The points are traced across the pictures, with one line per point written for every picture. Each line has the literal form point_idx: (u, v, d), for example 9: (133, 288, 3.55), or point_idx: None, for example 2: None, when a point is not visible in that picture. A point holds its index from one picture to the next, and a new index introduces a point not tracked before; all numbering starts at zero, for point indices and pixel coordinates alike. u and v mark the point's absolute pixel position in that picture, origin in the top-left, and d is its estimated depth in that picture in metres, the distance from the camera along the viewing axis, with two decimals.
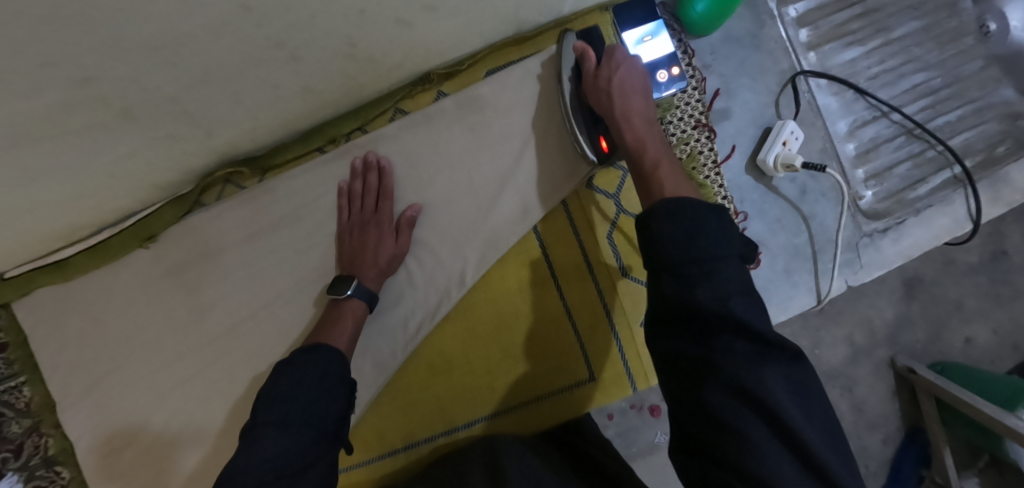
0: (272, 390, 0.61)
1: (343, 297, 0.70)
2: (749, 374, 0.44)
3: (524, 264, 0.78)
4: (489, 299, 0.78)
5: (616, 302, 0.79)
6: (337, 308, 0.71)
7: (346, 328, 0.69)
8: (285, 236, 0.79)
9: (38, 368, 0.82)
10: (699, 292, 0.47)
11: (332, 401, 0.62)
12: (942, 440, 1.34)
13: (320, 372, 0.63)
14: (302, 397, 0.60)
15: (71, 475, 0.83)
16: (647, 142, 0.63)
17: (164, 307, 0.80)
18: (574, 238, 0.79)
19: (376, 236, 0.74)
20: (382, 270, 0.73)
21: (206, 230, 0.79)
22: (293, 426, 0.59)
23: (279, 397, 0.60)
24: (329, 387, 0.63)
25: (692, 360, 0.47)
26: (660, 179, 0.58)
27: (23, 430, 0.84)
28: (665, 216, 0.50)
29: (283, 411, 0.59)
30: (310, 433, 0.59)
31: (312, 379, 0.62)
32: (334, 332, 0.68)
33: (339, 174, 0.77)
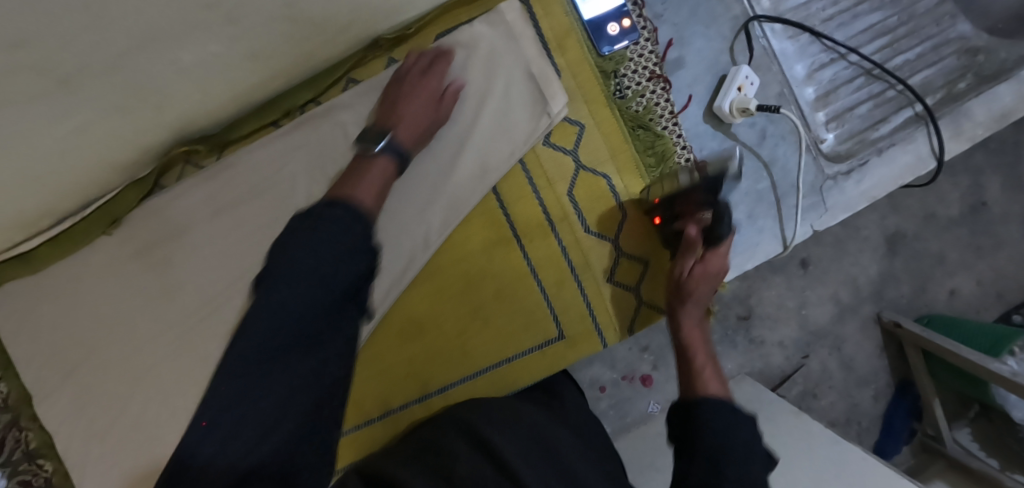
0: (286, 259, 0.50)
1: (372, 153, 0.63)
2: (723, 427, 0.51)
3: (486, 225, 0.78)
4: (453, 261, 0.78)
5: (581, 257, 0.79)
6: (361, 164, 0.63)
7: (373, 181, 0.60)
8: (247, 213, 0.79)
9: (11, 363, 0.83)
10: (729, 477, 0.47)
11: (351, 273, 0.52)
12: (931, 391, 1.35)
13: (333, 238, 0.51)
14: (313, 274, 0.50)
15: (55, 467, 0.85)
16: (695, 346, 0.62)
17: (130, 293, 0.80)
18: (534, 196, 0.78)
19: (417, 96, 0.68)
20: (416, 129, 0.67)
21: (168, 211, 0.79)
22: (296, 286, 0.49)
23: (298, 251, 0.50)
24: (345, 256, 0.52)
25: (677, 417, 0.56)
26: (707, 380, 0.56)
27: (3, 424, 0.85)
28: (697, 409, 0.52)
29: (284, 280, 0.49)
30: (318, 297, 0.50)
31: (328, 234, 0.52)
32: (358, 184, 0.59)
33: (296, 146, 0.78)
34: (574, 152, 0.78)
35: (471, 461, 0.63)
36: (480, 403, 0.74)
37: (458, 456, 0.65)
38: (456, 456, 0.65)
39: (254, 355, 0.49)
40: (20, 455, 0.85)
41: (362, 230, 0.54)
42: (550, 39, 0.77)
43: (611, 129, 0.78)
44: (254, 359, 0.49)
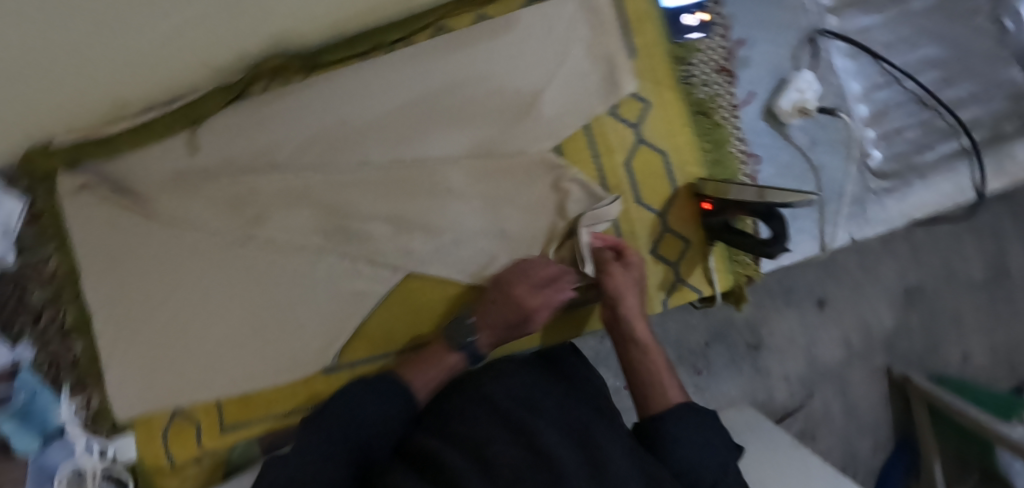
0: (342, 415, 0.66)
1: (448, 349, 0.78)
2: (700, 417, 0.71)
3: (542, 184, 0.83)
4: (504, 214, 0.84)
5: (628, 227, 0.82)
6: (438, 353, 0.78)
7: (432, 378, 0.75)
8: (320, 135, 0.84)
9: (68, 238, 0.86)
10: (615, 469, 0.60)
11: (394, 405, 0.69)
12: (933, 454, 1.34)
13: (377, 409, 0.68)
14: (373, 406, 0.68)
15: (84, 348, 0.87)
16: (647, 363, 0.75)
17: (195, 191, 0.85)
18: (592, 161, 0.83)
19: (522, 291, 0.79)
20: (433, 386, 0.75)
21: (248, 122, 0.84)
22: (353, 402, 0.68)
23: (356, 418, 0.66)
24: (382, 400, 0.69)
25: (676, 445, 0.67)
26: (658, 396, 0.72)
27: (44, 298, 0.88)
28: (665, 419, 0.69)
29: (343, 413, 0.66)
30: (373, 406, 0.68)
31: (368, 399, 0.69)
32: (418, 374, 0.75)
33: (377, 80, 0.83)
34: (636, 126, 0.82)
35: (509, 445, 0.61)
36: (502, 383, 0.73)
37: (493, 437, 0.63)
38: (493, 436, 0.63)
39: (308, 450, 0.62)
40: (52, 330, 0.88)
41: (395, 406, 0.69)
42: (631, 19, 0.82)
43: (673, 112, 0.82)
44: (309, 442, 0.63)
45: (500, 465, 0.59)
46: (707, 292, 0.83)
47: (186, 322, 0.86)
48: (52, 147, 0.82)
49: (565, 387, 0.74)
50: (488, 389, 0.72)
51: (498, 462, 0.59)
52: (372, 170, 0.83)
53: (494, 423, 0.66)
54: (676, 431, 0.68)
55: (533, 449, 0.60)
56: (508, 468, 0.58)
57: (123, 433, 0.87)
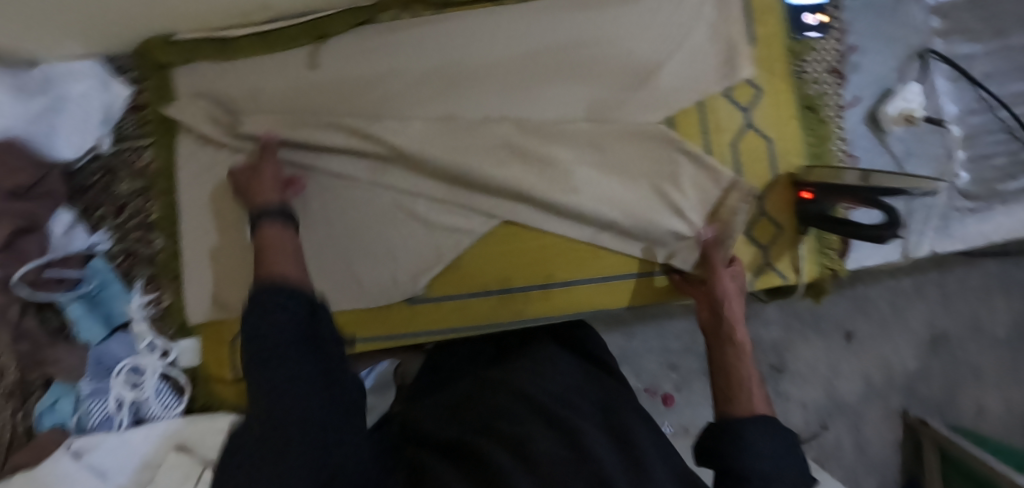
0: (264, 387, 0.53)
1: (263, 224, 0.71)
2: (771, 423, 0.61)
3: (648, 151, 0.84)
4: (610, 173, 0.83)
5: (727, 206, 0.84)
6: (260, 237, 0.71)
7: (282, 246, 0.68)
8: (427, 70, 0.84)
9: (170, 133, 0.86)
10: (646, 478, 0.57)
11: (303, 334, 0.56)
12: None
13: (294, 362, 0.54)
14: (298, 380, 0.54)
15: (165, 245, 0.86)
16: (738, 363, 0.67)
17: (302, 107, 0.85)
18: (701, 137, 0.85)
19: (269, 170, 0.78)
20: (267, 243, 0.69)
21: (365, 46, 0.85)
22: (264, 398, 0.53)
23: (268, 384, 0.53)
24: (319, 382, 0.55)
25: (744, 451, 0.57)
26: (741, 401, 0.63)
27: (130, 191, 0.87)
28: (743, 440, 0.58)
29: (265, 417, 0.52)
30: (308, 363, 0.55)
31: (286, 353, 0.54)
32: (277, 262, 0.65)
33: (500, 26, 0.84)
34: (747, 110, 0.85)
35: (554, 443, 0.60)
36: (539, 381, 0.71)
37: (534, 436, 0.61)
38: (533, 436, 0.61)
39: None
40: (135, 223, 0.87)
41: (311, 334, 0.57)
42: (755, 8, 0.85)
43: (783, 102, 0.85)
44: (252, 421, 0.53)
45: (545, 463, 0.57)
46: (792, 280, 0.86)
47: None
48: (179, 40, 0.84)
49: (599, 390, 0.72)
50: (527, 389, 0.69)
51: (540, 461, 0.57)
52: (475, 111, 0.84)
53: (536, 424, 0.64)
54: (746, 430, 0.59)
55: (578, 451, 0.59)
56: (548, 463, 0.57)
57: (188, 336, 0.86)
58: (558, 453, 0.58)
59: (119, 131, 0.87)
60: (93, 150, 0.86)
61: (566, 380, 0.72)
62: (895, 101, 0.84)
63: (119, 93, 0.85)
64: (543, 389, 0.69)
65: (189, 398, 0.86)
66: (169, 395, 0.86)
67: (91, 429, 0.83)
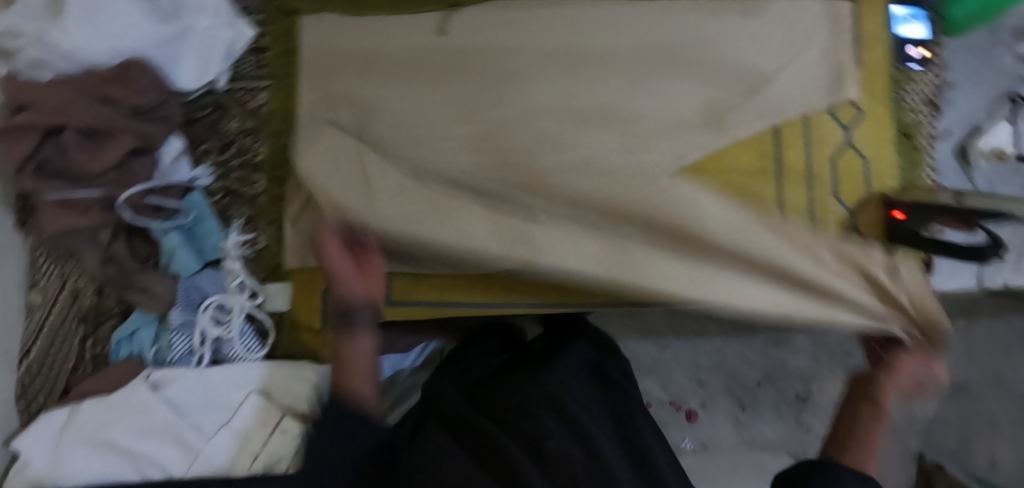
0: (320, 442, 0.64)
1: (349, 337, 0.73)
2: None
3: (753, 154, 0.87)
4: (716, 171, 0.87)
5: (823, 216, 0.88)
6: (341, 343, 0.73)
7: (360, 370, 0.71)
8: (549, 50, 0.87)
9: (289, 79, 0.87)
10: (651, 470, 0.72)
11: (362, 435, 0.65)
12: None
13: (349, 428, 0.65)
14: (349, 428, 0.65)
15: (268, 187, 0.86)
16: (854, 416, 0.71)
17: (421, 70, 0.86)
18: (804, 148, 0.88)
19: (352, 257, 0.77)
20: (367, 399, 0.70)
21: (493, 21, 0.87)
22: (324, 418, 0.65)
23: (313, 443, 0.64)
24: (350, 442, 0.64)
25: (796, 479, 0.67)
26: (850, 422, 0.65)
27: (238, 130, 0.87)
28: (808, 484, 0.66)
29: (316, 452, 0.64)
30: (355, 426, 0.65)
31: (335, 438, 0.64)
32: (355, 380, 0.70)
33: (624, 19, 0.88)
34: (849, 129, 0.88)
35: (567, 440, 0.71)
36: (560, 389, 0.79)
37: (548, 431, 0.72)
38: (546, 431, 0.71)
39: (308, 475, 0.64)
40: (239, 162, 0.87)
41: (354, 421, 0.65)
42: (866, 34, 0.89)
43: (883, 125, 0.89)
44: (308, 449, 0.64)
45: (557, 462, 0.67)
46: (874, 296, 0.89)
47: None
48: None
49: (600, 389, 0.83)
50: (548, 393, 0.78)
51: (553, 456, 0.68)
52: (590, 96, 0.86)
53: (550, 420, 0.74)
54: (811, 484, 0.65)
55: (588, 451, 0.70)
56: (565, 463, 0.67)
57: (278, 281, 0.86)
58: (568, 454, 0.68)
59: (236, 71, 0.88)
60: (208, 85, 0.86)
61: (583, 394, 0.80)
62: (985, 138, 0.89)
63: (242, 33, 0.86)
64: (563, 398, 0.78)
65: (272, 344, 0.85)
66: (252, 338, 0.85)
67: (170, 362, 0.83)
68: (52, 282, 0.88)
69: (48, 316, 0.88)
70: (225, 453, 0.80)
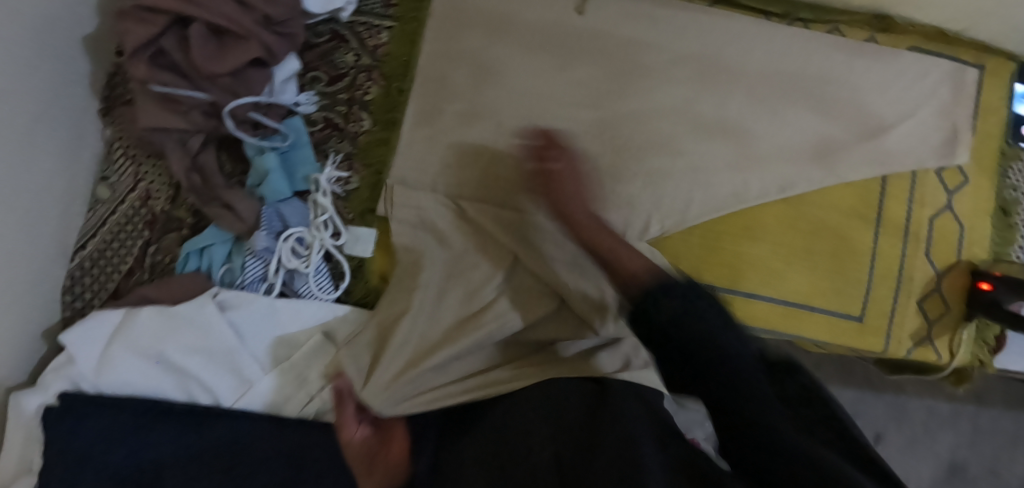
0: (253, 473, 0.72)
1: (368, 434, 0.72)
2: (774, 427, 0.48)
3: (857, 198, 0.87)
4: (819, 207, 0.86)
5: (911, 273, 0.88)
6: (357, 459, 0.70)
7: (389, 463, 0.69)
8: (681, 52, 0.86)
9: (415, 24, 0.85)
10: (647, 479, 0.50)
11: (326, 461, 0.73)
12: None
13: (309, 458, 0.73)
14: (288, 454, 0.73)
15: (371, 128, 0.83)
16: None
17: (550, 44, 0.85)
18: (906, 203, 0.88)
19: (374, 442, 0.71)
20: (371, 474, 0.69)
21: (633, 11, 0.87)
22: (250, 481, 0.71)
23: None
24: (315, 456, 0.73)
25: (704, 395, 0.52)
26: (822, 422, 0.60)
27: (352, 65, 0.84)
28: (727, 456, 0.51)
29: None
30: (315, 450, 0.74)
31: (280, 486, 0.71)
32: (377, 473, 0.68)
33: (760, 36, 0.87)
34: (952, 193, 0.89)
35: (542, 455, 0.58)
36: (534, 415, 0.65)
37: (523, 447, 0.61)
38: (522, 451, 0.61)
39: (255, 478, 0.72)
40: (347, 97, 0.84)
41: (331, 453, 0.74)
42: (985, 104, 0.90)
43: (983, 196, 0.90)
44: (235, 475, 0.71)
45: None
46: (944, 361, 0.89)
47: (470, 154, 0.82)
48: None
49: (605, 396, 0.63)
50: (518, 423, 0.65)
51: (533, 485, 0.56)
52: (711, 105, 0.85)
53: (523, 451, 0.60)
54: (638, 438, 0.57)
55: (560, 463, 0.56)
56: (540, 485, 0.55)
57: (364, 226, 0.82)
58: (559, 482, 0.55)
59: (361, 6, 0.85)
60: (334, 13, 0.83)
61: (570, 411, 0.64)
62: None
63: None
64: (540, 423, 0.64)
65: (345, 288, 0.81)
66: (326, 277, 0.80)
67: (239, 286, 0.79)
68: (125, 179, 0.84)
69: (113, 213, 0.84)
70: (280, 394, 0.77)
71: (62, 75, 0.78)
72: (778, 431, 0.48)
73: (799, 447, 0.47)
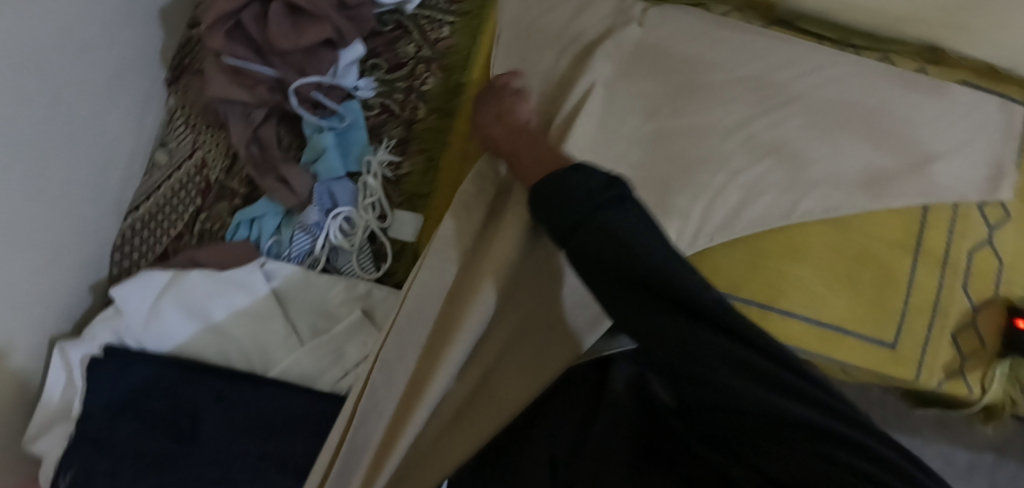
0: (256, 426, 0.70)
1: None
2: (724, 357, 0.44)
3: (899, 225, 0.87)
4: (860, 230, 0.87)
5: (946, 304, 0.88)
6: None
7: None
8: (733, 70, 0.89)
9: (479, 21, 0.87)
10: None
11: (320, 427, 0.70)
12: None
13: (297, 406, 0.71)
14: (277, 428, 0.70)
15: (427, 116, 0.85)
16: None
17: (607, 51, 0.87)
18: (946, 234, 0.88)
19: None
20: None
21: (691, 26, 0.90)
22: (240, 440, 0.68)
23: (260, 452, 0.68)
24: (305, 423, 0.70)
25: (636, 325, 0.48)
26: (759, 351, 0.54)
27: (415, 55, 0.87)
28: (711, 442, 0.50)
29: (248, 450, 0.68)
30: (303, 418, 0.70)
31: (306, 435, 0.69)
32: None
33: (812, 58, 0.91)
34: (993, 229, 0.89)
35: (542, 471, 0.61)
36: (540, 425, 0.66)
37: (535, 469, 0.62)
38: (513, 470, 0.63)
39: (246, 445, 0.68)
40: (405, 86, 0.86)
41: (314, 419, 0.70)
42: None
43: None
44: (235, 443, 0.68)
45: None
46: (976, 397, 0.88)
47: None
48: None
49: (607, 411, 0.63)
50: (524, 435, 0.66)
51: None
52: (760, 122, 0.86)
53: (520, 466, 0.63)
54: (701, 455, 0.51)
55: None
56: None
57: (410, 211, 0.83)
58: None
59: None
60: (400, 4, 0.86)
61: (568, 416, 0.66)
62: None
63: None
64: (545, 432, 0.65)
65: (386, 270, 0.82)
66: (367, 259, 0.82)
67: (285, 258, 0.81)
68: (183, 146, 0.87)
69: (168, 178, 0.86)
70: (306, 370, 0.75)
71: (139, 41, 0.82)
72: (730, 378, 0.44)
73: (769, 398, 0.42)
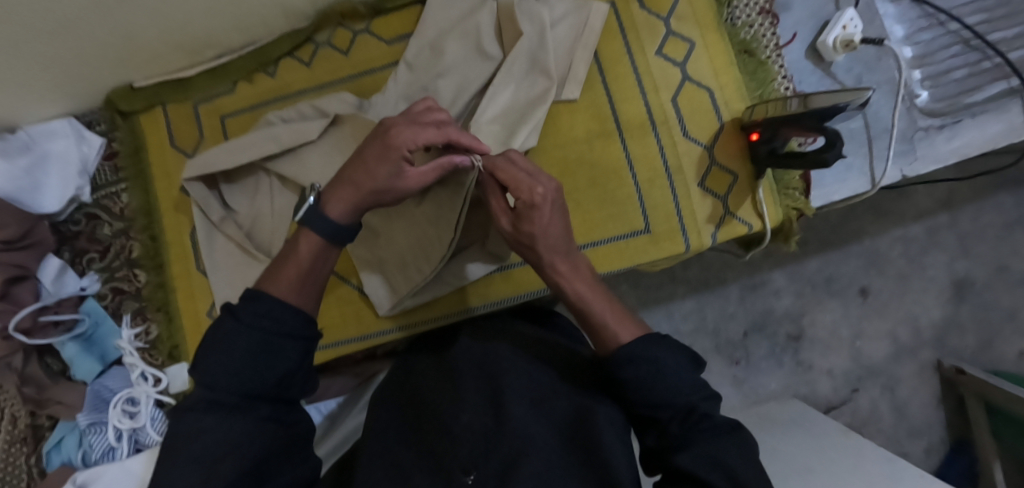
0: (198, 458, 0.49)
1: (399, 186, 0.60)
2: (710, 450, 0.54)
3: (593, 117, 0.84)
4: (557, 144, 0.84)
5: (676, 161, 0.84)
6: (382, 187, 0.60)
7: (385, 169, 0.60)
8: (367, 81, 0.88)
9: (140, 175, 0.92)
10: (684, 452, 0.55)
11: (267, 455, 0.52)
12: (992, 452, 1.26)
13: (229, 435, 0.50)
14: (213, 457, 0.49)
15: (148, 279, 0.92)
16: (585, 297, 0.66)
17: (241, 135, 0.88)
18: (640, 99, 0.85)
19: (386, 170, 0.60)
20: (354, 195, 0.60)
21: (304, 66, 0.89)
22: (194, 457, 0.49)
23: (193, 449, 0.49)
24: (224, 458, 0.49)
25: (658, 351, 0.59)
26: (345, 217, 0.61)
27: (113, 233, 0.93)
28: (635, 361, 0.59)
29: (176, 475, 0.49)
30: (257, 438, 0.51)
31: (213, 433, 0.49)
32: (389, 165, 0.59)
33: (429, 21, 0.85)
34: (682, 65, 0.85)
35: (479, 417, 0.65)
36: (515, 369, 0.69)
37: (466, 405, 0.67)
38: (462, 405, 0.67)
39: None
40: (120, 263, 0.93)
41: (246, 447, 0.50)
42: None
43: (719, 51, 0.85)
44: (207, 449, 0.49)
45: (463, 438, 0.63)
46: (756, 226, 0.84)
47: (226, 264, 0.87)
48: (137, 87, 0.90)
49: (535, 368, 0.70)
50: (498, 374, 0.69)
51: (422, 412, 0.70)
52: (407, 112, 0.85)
53: (476, 383, 0.70)
54: (656, 351, 0.59)
55: (500, 422, 0.63)
56: (466, 441, 0.63)
57: (177, 362, 0.91)
58: (480, 445, 0.62)
59: (97, 181, 0.94)
60: (74, 200, 0.92)
61: (547, 373, 0.69)
62: (825, 37, 0.83)
63: (92, 145, 0.92)
64: (511, 389, 0.66)
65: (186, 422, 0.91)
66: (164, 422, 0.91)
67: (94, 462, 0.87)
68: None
69: None
70: None
71: None
72: (730, 463, 0.54)
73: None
